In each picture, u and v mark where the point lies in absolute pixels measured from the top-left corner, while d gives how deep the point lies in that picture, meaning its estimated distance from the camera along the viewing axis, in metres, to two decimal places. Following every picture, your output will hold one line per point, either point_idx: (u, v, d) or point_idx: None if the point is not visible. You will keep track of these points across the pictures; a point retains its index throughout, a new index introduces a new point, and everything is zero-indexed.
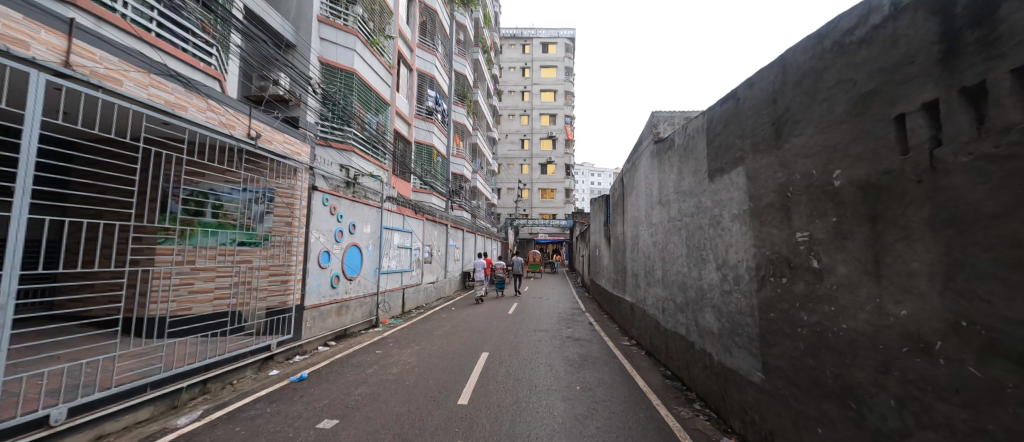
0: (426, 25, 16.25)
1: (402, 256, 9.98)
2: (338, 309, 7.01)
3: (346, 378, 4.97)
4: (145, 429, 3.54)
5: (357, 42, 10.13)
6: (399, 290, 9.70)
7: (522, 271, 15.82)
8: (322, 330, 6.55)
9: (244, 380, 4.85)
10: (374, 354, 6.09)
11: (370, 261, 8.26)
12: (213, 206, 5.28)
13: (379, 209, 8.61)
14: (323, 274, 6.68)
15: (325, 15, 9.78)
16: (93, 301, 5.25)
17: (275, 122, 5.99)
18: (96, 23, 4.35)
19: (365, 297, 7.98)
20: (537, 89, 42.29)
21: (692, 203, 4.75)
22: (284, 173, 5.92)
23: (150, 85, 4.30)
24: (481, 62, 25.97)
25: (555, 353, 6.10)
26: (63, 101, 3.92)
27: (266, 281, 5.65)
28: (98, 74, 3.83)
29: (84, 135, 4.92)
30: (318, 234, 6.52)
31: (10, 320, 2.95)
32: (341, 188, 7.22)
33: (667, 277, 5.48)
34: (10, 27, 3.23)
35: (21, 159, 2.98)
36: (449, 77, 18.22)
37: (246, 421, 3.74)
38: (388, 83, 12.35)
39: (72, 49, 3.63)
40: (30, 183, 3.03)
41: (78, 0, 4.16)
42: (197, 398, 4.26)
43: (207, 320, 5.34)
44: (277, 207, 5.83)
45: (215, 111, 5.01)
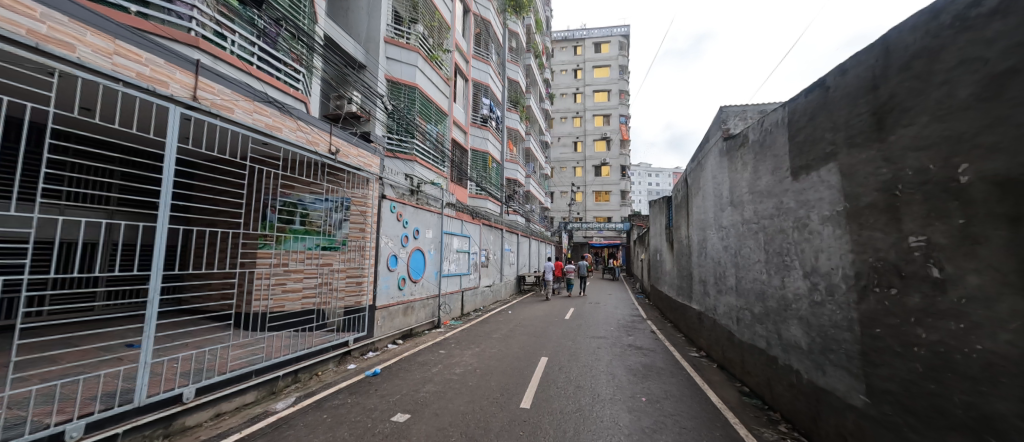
0: (480, 35, 16.80)
1: (461, 259, 10.36)
2: (405, 310, 7.47)
3: (414, 375, 5.26)
4: (251, 411, 4.08)
5: (418, 59, 10.81)
6: (458, 292, 10.08)
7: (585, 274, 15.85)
8: (391, 329, 7.01)
9: (327, 372, 5.37)
10: (437, 354, 6.37)
11: (432, 264, 8.70)
12: (301, 215, 5.89)
13: (440, 215, 9.02)
14: (391, 276, 7.15)
15: (390, 36, 10.56)
16: (209, 297, 6.16)
17: (352, 137, 6.58)
18: (213, 61, 5.14)
19: (428, 299, 8.39)
20: (590, 90, 41.59)
21: (771, 204, 4.35)
22: (358, 183, 6.45)
23: (254, 111, 4.98)
24: (533, 68, 26.34)
25: (617, 362, 5.91)
26: (191, 129, 4.67)
27: (344, 282, 6.19)
28: (217, 104, 4.55)
29: (204, 157, 5.81)
30: (386, 239, 7.01)
31: (156, 311, 3.57)
32: (406, 196, 7.70)
33: (742, 285, 5.06)
34: (155, 71, 3.96)
35: (163, 179, 3.58)
36: (502, 84, 18.64)
37: (331, 409, 4.12)
38: (446, 94, 12.97)
39: (198, 85, 4.35)
40: (171, 199, 3.66)
41: (200, 43, 4.93)
42: (291, 386, 4.80)
43: (296, 317, 5.97)
44: (352, 215, 6.36)
45: (303, 130, 5.67)
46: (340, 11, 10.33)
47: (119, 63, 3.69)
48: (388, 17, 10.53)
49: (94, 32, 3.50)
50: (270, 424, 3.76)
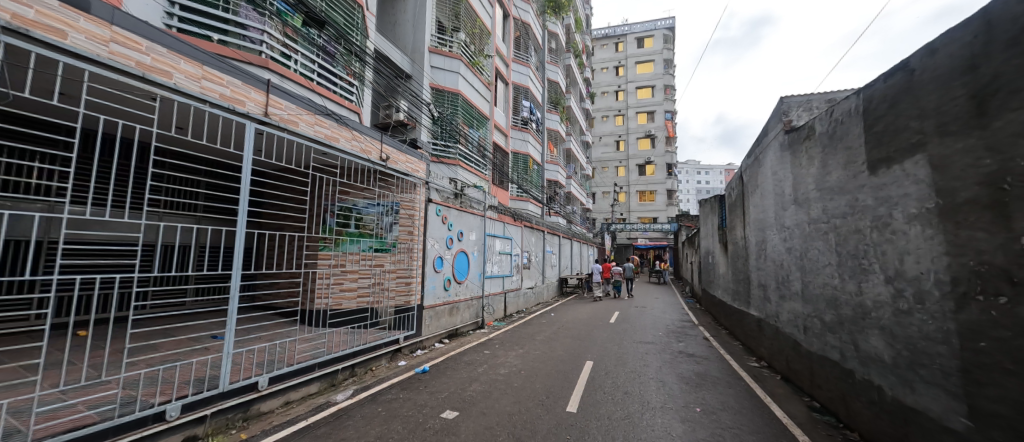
0: (520, 39, 16.95)
1: (503, 261, 10.48)
2: (450, 310, 7.69)
3: (461, 374, 5.40)
4: (315, 401, 4.42)
5: (460, 65, 11.13)
6: (501, 294, 10.20)
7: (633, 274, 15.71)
8: (438, 328, 7.25)
9: (380, 367, 5.67)
10: (482, 354, 6.48)
11: (476, 266, 8.88)
12: (356, 219, 6.20)
13: (482, 217, 9.19)
14: (437, 277, 7.40)
15: (434, 45, 10.97)
16: (278, 295, 6.76)
17: (401, 145, 6.90)
18: (281, 80, 5.66)
19: (472, 300, 8.58)
20: (632, 87, 40.36)
21: (844, 201, 3.95)
22: (406, 188, 6.76)
23: (316, 123, 5.40)
24: (573, 68, 26.08)
25: (667, 369, 5.65)
26: (263, 142, 5.18)
27: (395, 283, 6.50)
28: (284, 119, 4.99)
29: (273, 167, 6.40)
30: (433, 242, 7.27)
31: (237, 307, 3.98)
32: (450, 199, 7.94)
33: (810, 290, 4.64)
34: (235, 91, 4.45)
35: (241, 187, 3.99)
36: (542, 86, 18.64)
37: (385, 403, 4.35)
38: (488, 98, 13.22)
39: (269, 102, 4.81)
40: (247, 205, 4.07)
41: (270, 64, 5.45)
42: (349, 379, 5.13)
43: (352, 314, 6.37)
44: (401, 218, 6.67)
45: (358, 139, 6.04)
46: (388, 25, 10.92)
47: (206, 86, 4.20)
48: (432, 27, 10.94)
49: (186, 60, 4.01)
50: (331, 414, 4.05)
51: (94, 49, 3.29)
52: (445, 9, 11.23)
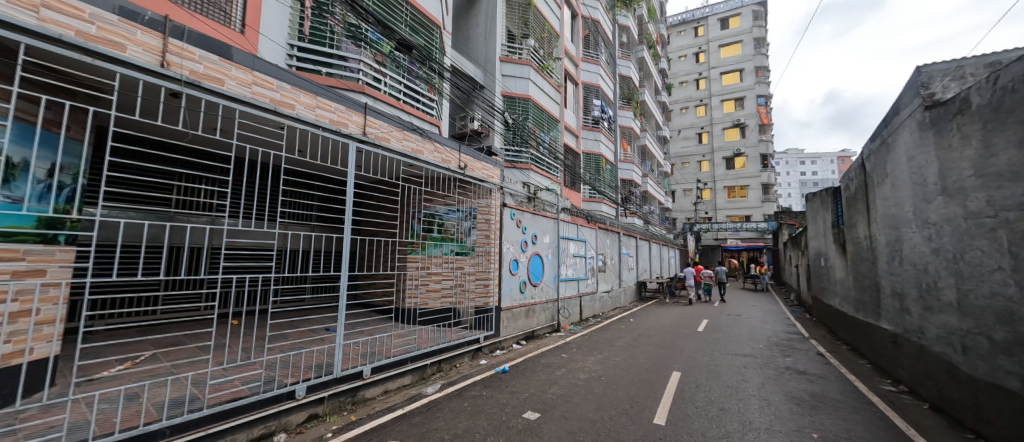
0: (589, 37, 16.65)
1: (578, 264, 10.35)
2: (527, 312, 7.81)
3: (540, 376, 5.43)
4: (409, 392, 4.85)
5: (530, 71, 11.34)
6: (577, 297, 10.06)
7: (728, 277, 15.14)
8: (515, 329, 7.42)
9: (463, 365, 5.99)
10: (560, 357, 6.45)
11: (550, 269, 8.89)
12: (438, 224, 6.65)
13: (556, 220, 9.17)
14: (514, 280, 7.57)
15: (505, 54, 11.33)
16: (375, 294, 7.57)
17: (477, 153, 7.25)
18: (375, 102, 6.35)
19: (548, 303, 8.62)
20: (715, 73, 36.90)
21: (1019, 190, 3.12)
22: (482, 193, 7.07)
23: (404, 138, 5.94)
24: (647, 60, 24.73)
25: (771, 386, 5.01)
26: (361, 159, 5.85)
27: (474, 284, 6.83)
28: (379, 136, 5.59)
29: (369, 180, 7.20)
30: (508, 245, 7.48)
31: (344, 303, 4.54)
32: (524, 203, 8.12)
33: (970, 301, 3.73)
34: (341, 116, 5.12)
35: (345, 199, 4.55)
36: (612, 82, 18.06)
37: (470, 399, 4.57)
38: (558, 101, 13.21)
39: (366, 123, 5.44)
40: (352, 214, 4.63)
41: (366, 88, 6.16)
42: (437, 374, 5.51)
43: (438, 313, 6.82)
44: (479, 223, 6.99)
45: (439, 151, 6.50)
46: (462, 40, 11.58)
47: (320, 114, 4.90)
48: (503, 37, 11.33)
49: (304, 93, 4.75)
50: (423, 405, 4.39)
51: (242, 91, 4.12)
52: (515, 18, 11.58)
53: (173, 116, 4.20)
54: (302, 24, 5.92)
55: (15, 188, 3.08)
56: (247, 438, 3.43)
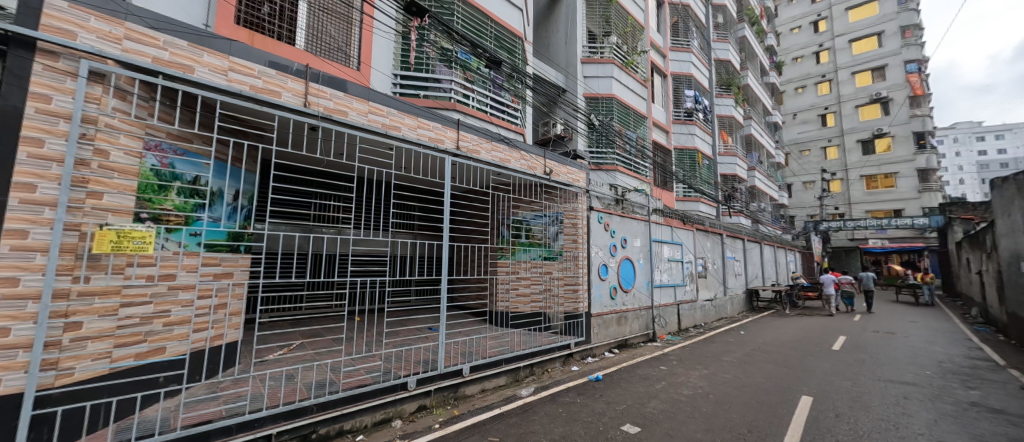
0: (678, 24, 15.47)
1: (674, 269, 9.58)
2: (618, 319, 7.50)
3: (637, 388, 5.14)
4: (505, 392, 5.03)
5: (614, 69, 10.97)
6: (674, 305, 9.31)
7: (875, 285, 12.76)
8: (607, 337, 7.17)
9: (555, 370, 5.98)
10: (659, 370, 6.00)
11: (642, 274, 8.40)
12: (526, 230, 6.82)
13: (647, 222, 8.66)
14: (603, 285, 7.34)
15: (586, 56, 11.16)
16: (470, 297, 8.05)
17: (562, 158, 7.23)
18: (465, 117, 6.81)
19: (641, 310, 8.13)
20: (841, 42, 30.99)
21: None
22: (569, 198, 7.01)
23: (492, 149, 6.22)
24: (750, 38, 21.96)
25: (948, 426, 3.94)
26: (454, 171, 6.31)
27: (563, 289, 6.77)
28: (470, 148, 5.94)
29: (461, 189, 7.74)
30: (597, 249, 7.30)
31: (445, 305, 4.90)
32: (611, 206, 7.83)
33: None
34: (438, 133, 5.60)
35: (443, 209, 4.93)
36: (707, 69, 16.44)
37: (564, 405, 4.54)
38: (645, 96, 12.49)
39: (459, 137, 5.83)
40: (448, 222, 4.96)
41: (458, 106, 6.66)
42: (530, 377, 5.61)
43: (529, 317, 6.94)
44: (565, 228, 6.93)
45: (525, 159, 6.66)
46: (543, 48, 11.76)
47: (421, 133, 5.42)
48: (584, 39, 11.19)
49: (408, 115, 5.32)
50: (518, 407, 4.51)
51: (361, 120, 4.79)
52: (595, 17, 11.37)
53: (312, 146, 5.10)
54: (404, 54, 6.67)
55: (215, 210, 4.07)
56: (372, 421, 3.94)
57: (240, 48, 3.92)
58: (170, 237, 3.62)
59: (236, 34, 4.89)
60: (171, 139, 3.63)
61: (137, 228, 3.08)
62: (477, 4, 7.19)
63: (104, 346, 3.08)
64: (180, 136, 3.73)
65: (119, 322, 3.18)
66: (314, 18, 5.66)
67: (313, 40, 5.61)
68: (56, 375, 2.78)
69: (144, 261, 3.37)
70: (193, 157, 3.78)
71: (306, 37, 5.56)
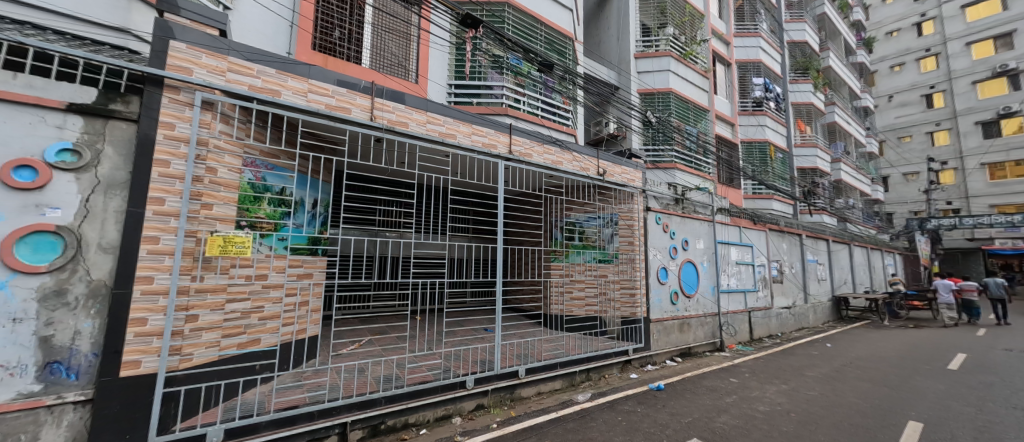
0: (743, 8, 14.30)
1: (743, 273, 8.82)
2: (681, 326, 7.07)
3: (703, 400, 4.79)
4: (561, 397, 4.97)
5: (670, 62, 10.43)
6: (744, 312, 8.56)
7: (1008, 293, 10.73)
8: (668, 344, 6.79)
9: (613, 376, 5.79)
10: (729, 382, 5.54)
11: (707, 278, 7.85)
12: (579, 232, 6.75)
13: (711, 222, 8.09)
14: (663, 290, 6.98)
15: (640, 50, 10.73)
16: (523, 300, 8.11)
17: (615, 157, 7.00)
18: (517, 121, 6.90)
19: (706, 317, 7.59)
20: (951, 8, 26.45)
21: None
22: (624, 198, 6.79)
23: (544, 152, 6.20)
24: (831, 15, 19.59)
25: None
26: (507, 175, 6.41)
27: (619, 293, 6.57)
28: (521, 151, 5.97)
29: (514, 193, 7.85)
30: (655, 252, 6.98)
31: (500, 306, 4.96)
32: (671, 206, 7.44)
33: None
34: (491, 138, 5.71)
35: (497, 213, 5.03)
36: (779, 53, 14.96)
37: (623, 413, 4.38)
38: (706, 88, 11.68)
39: (512, 141, 5.89)
40: (502, 225, 5.05)
41: (510, 111, 6.76)
42: (586, 382, 5.49)
43: (584, 322, 6.81)
44: (621, 230, 6.71)
45: (578, 160, 6.55)
46: (594, 46, 11.54)
47: (474, 139, 5.59)
48: (637, 34, 10.80)
49: (463, 123, 5.50)
50: (575, 412, 4.43)
51: (421, 131, 5.06)
52: (649, 10, 10.91)
53: (377, 156, 5.49)
54: (458, 65, 6.94)
55: (298, 217, 4.55)
56: (433, 416, 4.14)
57: (317, 71, 4.33)
58: (262, 242, 4.09)
59: (313, 59, 5.44)
60: (263, 156, 4.09)
61: (239, 234, 3.57)
62: (527, 8, 7.27)
63: (214, 336, 3.59)
64: (270, 153, 4.19)
65: (225, 315, 3.67)
66: (378, 38, 6.12)
67: (377, 58, 6.06)
68: (180, 359, 3.30)
69: (244, 263, 3.85)
70: (280, 171, 4.24)
71: (371, 56, 6.02)
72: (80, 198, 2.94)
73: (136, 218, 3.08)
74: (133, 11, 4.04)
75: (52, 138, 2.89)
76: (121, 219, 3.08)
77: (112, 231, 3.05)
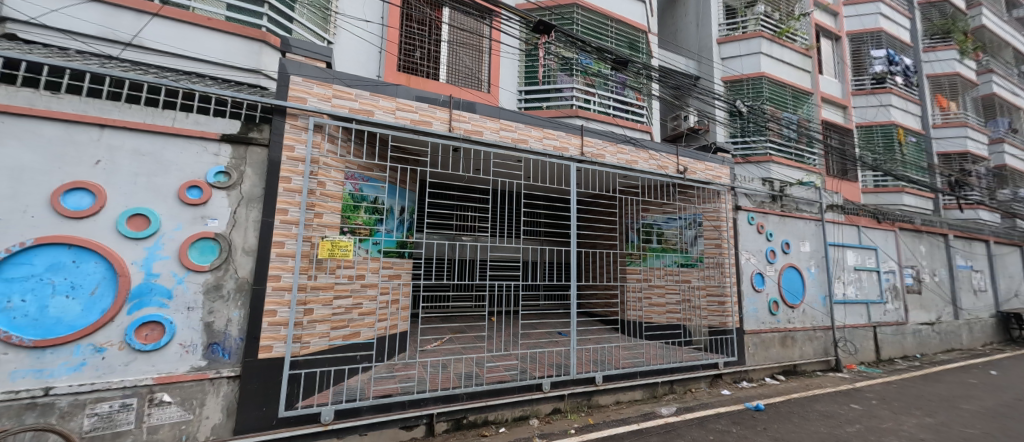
0: None
1: (865, 280, 7.49)
2: (782, 340, 6.25)
3: (816, 427, 4.15)
4: (642, 408, 4.72)
5: (762, 43, 9.37)
6: (868, 327, 7.24)
7: None
8: (767, 360, 6.05)
9: (700, 391, 5.32)
10: (849, 408, 4.72)
11: (815, 286, 6.82)
12: (658, 234, 6.42)
13: (820, 222, 7.04)
14: (759, 298, 6.24)
15: (724, 35, 9.85)
16: (598, 304, 7.92)
17: (697, 153, 6.46)
18: (589, 122, 6.76)
19: (815, 330, 6.59)
20: None
21: None
22: (709, 197, 6.27)
23: (618, 151, 5.96)
24: None
25: None
26: (579, 178, 6.32)
27: (706, 301, 6.10)
28: (594, 153, 5.82)
29: (586, 195, 7.74)
30: (748, 255, 6.28)
31: (575, 310, 4.88)
32: (767, 204, 6.64)
33: None
34: (562, 141, 5.64)
35: (570, 216, 4.94)
36: (907, 18, 12.51)
37: (715, 433, 3.99)
38: (808, 68, 10.24)
39: (583, 142, 5.76)
40: (576, 228, 4.96)
41: (581, 112, 6.66)
42: (669, 395, 5.13)
43: (665, 330, 6.39)
44: (706, 231, 6.20)
45: (654, 158, 6.18)
46: (670, 37, 10.91)
47: (545, 143, 5.59)
48: (720, 17, 9.94)
49: (534, 128, 5.55)
50: (659, 425, 4.17)
51: (494, 138, 5.22)
52: None
53: (455, 165, 5.84)
54: (529, 71, 7.06)
55: (388, 223, 5.03)
56: (512, 416, 4.23)
57: (404, 90, 4.74)
58: (360, 245, 4.58)
59: (398, 79, 5.99)
60: (360, 170, 4.62)
61: (343, 239, 4.16)
62: (597, 6, 7.13)
63: (325, 328, 4.12)
64: (365, 166, 4.71)
65: (333, 310, 4.21)
66: (454, 54, 6.53)
67: (454, 74, 6.48)
68: (301, 346, 3.86)
69: (348, 265, 4.37)
70: (373, 182, 4.74)
71: (448, 71, 6.45)
72: (230, 211, 3.62)
73: (268, 226, 3.71)
74: (263, 55, 4.65)
75: (210, 163, 3.59)
76: (257, 227, 3.71)
77: (252, 237, 3.69)
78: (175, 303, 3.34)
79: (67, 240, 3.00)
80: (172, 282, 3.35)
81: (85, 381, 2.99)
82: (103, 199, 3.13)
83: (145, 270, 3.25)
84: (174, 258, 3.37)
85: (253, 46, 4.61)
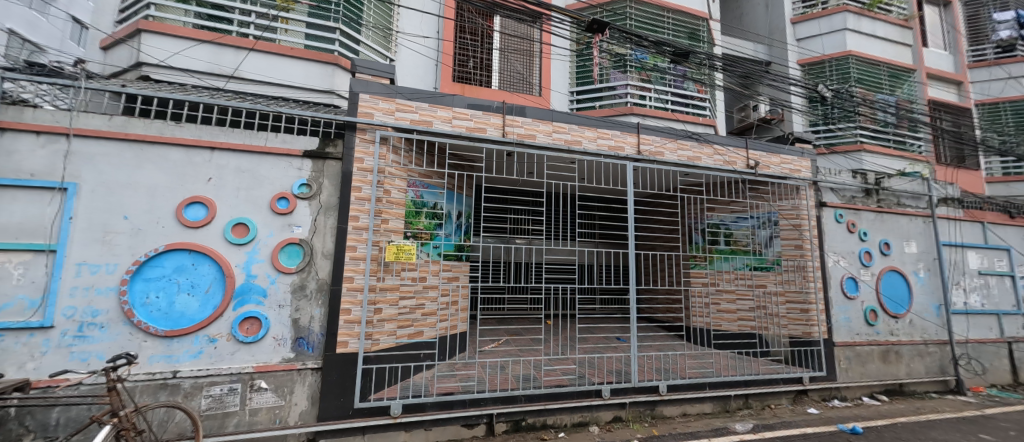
0: None
1: (993, 287, 6.28)
2: (883, 354, 5.45)
3: None
4: (712, 422, 4.39)
5: (847, 19, 8.35)
6: (999, 342, 6.05)
7: None
8: (864, 376, 5.32)
9: (781, 408, 4.81)
10: (976, 439, 3.98)
11: (926, 293, 5.85)
12: (725, 234, 6.02)
13: (929, 218, 6.05)
14: (852, 306, 5.51)
15: (800, 13, 8.92)
16: (659, 309, 7.55)
17: (771, 145, 5.87)
18: (645, 119, 6.50)
19: (926, 345, 5.66)
20: None
21: None
22: (787, 193, 5.74)
23: (678, 148, 5.61)
24: None
25: None
26: (636, 178, 6.07)
27: (785, 308, 5.53)
28: (652, 151, 5.53)
29: (644, 195, 7.47)
30: (837, 257, 5.58)
31: (635, 316, 4.67)
32: (859, 199, 5.87)
33: None
34: (618, 140, 5.42)
35: (627, 219, 4.73)
36: None
37: None
38: (907, 41, 8.90)
39: (640, 141, 5.51)
40: (634, 230, 4.74)
41: (636, 109, 6.43)
42: (744, 410, 4.70)
43: (737, 339, 5.88)
44: (784, 231, 5.65)
45: (721, 153, 5.73)
46: (734, 22, 10.13)
47: (600, 143, 5.42)
48: None
49: (588, 128, 5.40)
50: None
51: (547, 141, 5.18)
52: None
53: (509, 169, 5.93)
54: (581, 71, 6.98)
55: (448, 228, 5.26)
56: (571, 421, 4.17)
57: (459, 100, 4.92)
58: (422, 250, 4.84)
59: (453, 89, 6.26)
60: (421, 177, 4.87)
61: (407, 243, 4.43)
62: None
63: (392, 326, 4.39)
64: (425, 174, 4.96)
65: (399, 310, 4.48)
66: (506, 61, 6.66)
67: (507, 80, 6.61)
68: (372, 342, 4.14)
69: (411, 268, 4.62)
70: (433, 189, 4.97)
71: (501, 78, 6.60)
72: (311, 218, 4.02)
73: (342, 232, 4.06)
74: (335, 76, 5.18)
75: (295, 176, 4.01)
76: (334, 233, 4.07)
77: (329, 242, 4.06)
78: (269, 301, 3.79)
79: (189, 246, 3.56)
80: (267, 282, 3.80)
81: (202, 366, 3.52)
82: (215, 211, 3.67)
83: (246, 271, 3.74)
84: (268, 261, 3.83)
85: (327, 70, 5.15)
